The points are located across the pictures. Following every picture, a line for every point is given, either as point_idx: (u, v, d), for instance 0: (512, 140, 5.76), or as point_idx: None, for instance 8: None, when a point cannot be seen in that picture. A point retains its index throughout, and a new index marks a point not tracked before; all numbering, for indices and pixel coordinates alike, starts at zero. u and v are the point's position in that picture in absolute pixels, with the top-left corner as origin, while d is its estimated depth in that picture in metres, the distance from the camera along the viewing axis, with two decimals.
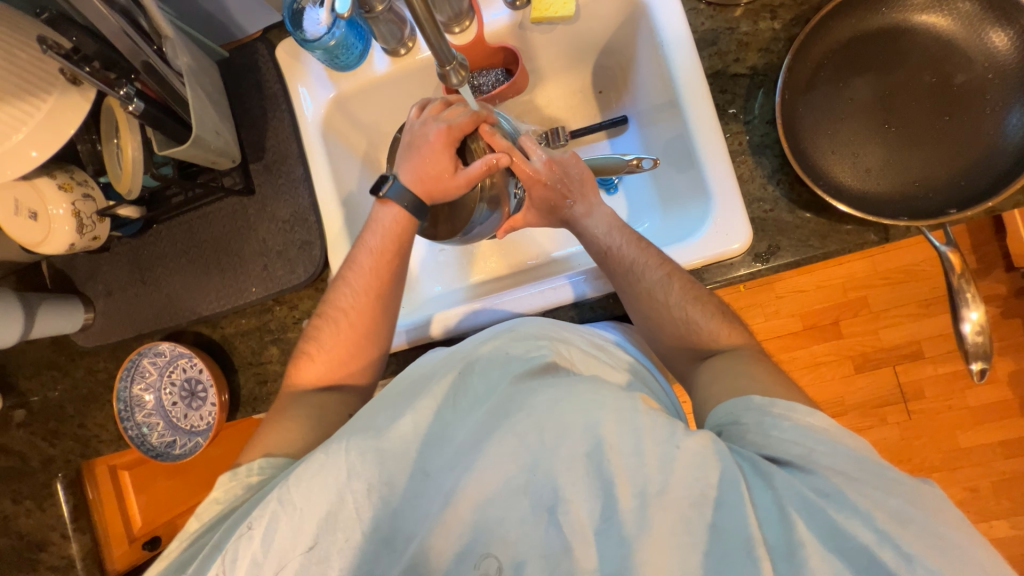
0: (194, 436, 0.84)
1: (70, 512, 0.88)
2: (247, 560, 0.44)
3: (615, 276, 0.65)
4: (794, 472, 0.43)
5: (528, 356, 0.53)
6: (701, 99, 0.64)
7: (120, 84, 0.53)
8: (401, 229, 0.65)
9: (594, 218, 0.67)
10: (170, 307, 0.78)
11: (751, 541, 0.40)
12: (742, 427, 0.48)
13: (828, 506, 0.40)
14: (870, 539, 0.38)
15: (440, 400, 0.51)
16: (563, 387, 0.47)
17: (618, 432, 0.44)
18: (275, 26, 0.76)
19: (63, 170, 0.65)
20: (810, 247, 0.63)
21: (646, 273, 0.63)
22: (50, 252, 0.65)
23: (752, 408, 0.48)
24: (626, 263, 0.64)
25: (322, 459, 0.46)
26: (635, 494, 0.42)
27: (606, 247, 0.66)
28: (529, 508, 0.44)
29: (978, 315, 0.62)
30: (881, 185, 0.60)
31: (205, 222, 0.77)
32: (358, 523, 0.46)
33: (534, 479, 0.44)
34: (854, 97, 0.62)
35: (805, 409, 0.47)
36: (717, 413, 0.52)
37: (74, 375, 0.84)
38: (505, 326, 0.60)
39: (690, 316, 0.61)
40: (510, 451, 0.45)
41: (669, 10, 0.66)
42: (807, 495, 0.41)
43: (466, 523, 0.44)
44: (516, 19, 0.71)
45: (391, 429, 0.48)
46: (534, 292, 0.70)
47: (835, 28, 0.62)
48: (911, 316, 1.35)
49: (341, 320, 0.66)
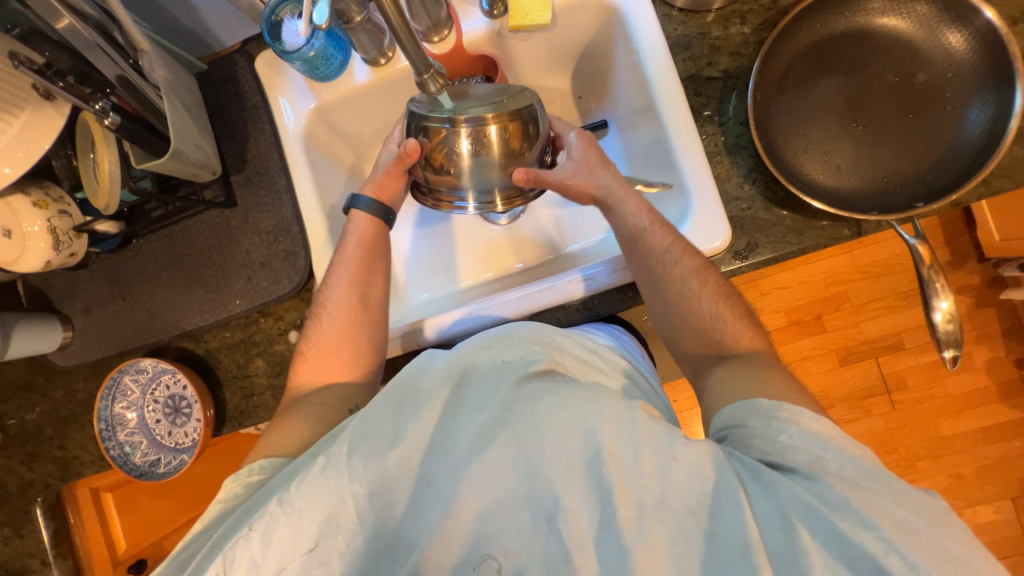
0: (179, 454, 0.82)
1: (51, 539, 0.85)
2: (243, 559, 0.45)
3: (643, 261, 0.64)
4: (797, 479, 0.44)
5: (524, 361, 0.53)
6: (677, 102, 0.66)
7: (95, 99, 0.53)
8: (371, 234, 0.71)
9: (625, 203, 0.66)
10: (151, 323, 0.77)
11: (750, 548, 0.40)
12: (748, 431, 0.49)
13: (832, 513, 0.40)
14: (877, 548, 0.38)
15: (440, 412, 0.50)
16: (562, 396, 0.47)
17: (617, 440, 0.44)
18: (254, 38, 0.76)
19: (38, 186, 0.64)
20: (787, 243, 0.65)
21: (683, 258, 0.62)
22: (25, 269, 0.64)
23: (757, 412, 0.50)
24: (654, 250, 0.63)
25: (323, 464, 0.47)
26: (635, 505, 0.43)
27: (639, 229, 0.64)
28: (530, 518, 0.44)
29: (947, 305, 0.64)
30: (851, 182, 0.63)
31: (186, 236, 0.76)
32: (358, 527, 0.46)
33: (534, 489, 0.45)
34: (823, 98, 0.64)
35: (811, 414, 0.48)
36: (722, 416, 0.53)
37: (53, 396, 0.82)
38: (498, 334, 0.59)
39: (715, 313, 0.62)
40: (510, 461, 0.45)
41: (643, 17, 0.68)
42: (810, 503, 0.41)
43: (466, 533, 0.45)
44: (494, 28, 0.72)
45: (397, 443, 0.48)
46: (546, 287, 0.70)
47: (802, 32, 0.64)
48: (890, 307, 1.38)
49: (334, 305, 0.69)
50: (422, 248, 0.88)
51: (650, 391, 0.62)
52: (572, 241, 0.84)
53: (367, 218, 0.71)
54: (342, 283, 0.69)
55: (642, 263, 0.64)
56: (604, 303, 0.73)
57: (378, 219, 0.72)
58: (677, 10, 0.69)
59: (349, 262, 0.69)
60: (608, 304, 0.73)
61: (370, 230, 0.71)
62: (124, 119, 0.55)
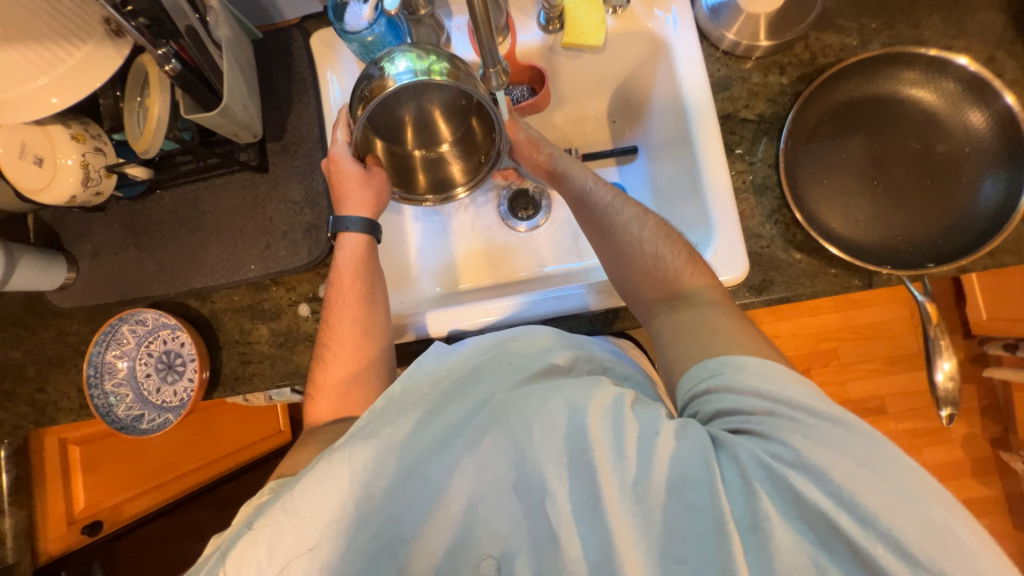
0: (164, 413, 0.78)
1: (10, 483, 0.81)
2: (249, 568, 0.42)
3: (592, 219, 0.68)
4: (752, 438, 0.44)
5: (529, 361, 0.54)
6: (712, 135, 0.69)
7: (161, 44, 0.54)
8: (363, 255, 0.70)
9: (575, 168, 0.72)
10: (160, 275, 0.76)
11: (721, 517, 0.41)
12: (703, 400, 0.50)
13: (788, 471, 0.41)
14: (828, 505, 0.39)
15: (437, 400, 0.51)
16: (552, 389, 0.48)
17: (602, 424, 0.46)
18: (313, 17, 0.79)
19: (79, 121, 0.64)
20: (800, 285, 0.67)
21: (623, 210, 0.68)
22: (49, 201, 0.64)
23: (707, 375, 0.51)
24: (601, 207, 0.68)
25: (325, 468, 0.45)
26: (619, 487, 0.44)
27: (585, 190, 0.70)
28: (518, 503, 0.45)
29: (950, 365, 0.66)
30: (866, 235, 0.66)
31: (211, 194, 0.76)
32: (359, 530, 0.45)
33: (522, 475, 0.45)
34: (848, 154, 0.68)
35: (753, 364, 0.49)
36: (681, 392, 0.53)
37: (42, 336, 0.80)
38: (509, 334, 0.58)
39: (659, 252, 0.64)
40: (501, 449, 0.46)
41: (689, 54, 0.71)
42: (767, 462, 0.42)
43: (455, 522, 0.45)
44: (548, 42, 0.75)
45: (396, 432, 0.48)
46: (551, 297, 0.72)
47: (836, 90, 0.68)
48: (877, 371, 1.42)
49: (334, 336, 0.68)
50: (439, 242, 0.88)
51: (639, 378, 0.63)
52: (587, 256, 0.87)
53: (358, 237, 0.70)
54: (346, 322, 0.67)
55: (587, 217, 0.69)
56: (617, 319, 0.74)
57: (367, 236, 0.70)
58: (722, 52, 0.73)
59: (348, 295, 0.68)
60: (620, 320, 0.74)
61: (358, 253, 0.70)
62: (184, 68, 0.57)
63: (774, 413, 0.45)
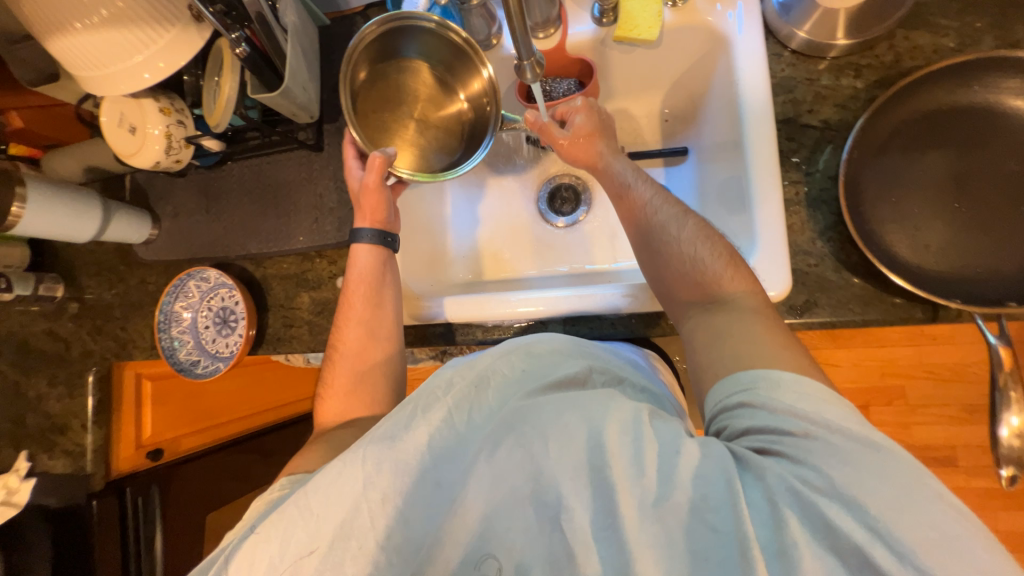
0: (217, 361, 0.87)
1: (94, 406, 0.94)
2: (262, 563, 0.44)
3: (628, 215, 0.67)
4: (782, 461, 0.42)
5: (543, 371, 0.52)
6: (765, 140, 0.64)
7: (234, 29, 0.59)
8: (370, 265, 0.72)
9: (620, 162, 0.69)
10: (224, 239, 0.84)
11: (745, 541, 0.39)
12: (734, 416, 0.48)
13: (820, 499, 0.39)
14: (861, 536, 0.38)
15: (452, 407, 0.49)
16: (568, 398, 0.48)
17: (620, 439, 0.45)
18: (376, 5, 0.82)
19: (167, 96, 0.72)
20: (849, 311, 0.62)
21: (661, 209, 0.65)
22: (138, 163, 0.73)
23: (738, 387, 0.49)
24: (639, 204, 0.66)
25: (340, 468, 0.45)
26: (638, 504, 0.42)
27: (624, 186, 0.67)
28: (535, 515, 0.45)
29: (1019, 421, 0.57)
30: (938, 263, 0.58)
31: (272, 168, 0.83)
32: (372, 533, 0.45)
33: (538, 488, 0.45)
34: (927, 170, 0.60)
35: (791, 378, 0.47)
36: (710, 402, 0.51)
37: (128, 282, 0.92)
38: (518, 341, 0.56)
39: (698, 254, 0.61)
40: (518, 462, 0.46)
41: (751, 50, 0.66)
42: (797, 487, 0.40)
43: (471, 531, 0.46)
44: (600, 35, 0.73)
45: (408, 437, 0.47)
46: (569, 295, 0.71)
47: (921, 96, 0.60)
48: (949, 417, 1.27)
49: (342, 343, 0.72)
50: (475, 229, 0.90)
51: (657, 391, 0.60)
52: (622, 258, 0.85)
53: (368, 248, 0.72)
54: (353, 325, 0.71)
55: (631, 216, 0.66)
56: (641, 325, 0.73)
57: (380, 247, 0.73)
58: (789, 51, 0.67)
59: (357, 304, 0.71)
60: (645, 328, 0.72)
61: (370, 264, 0.72)
62: (252, 51, 0.62)
63: (812, 435, 0.43)
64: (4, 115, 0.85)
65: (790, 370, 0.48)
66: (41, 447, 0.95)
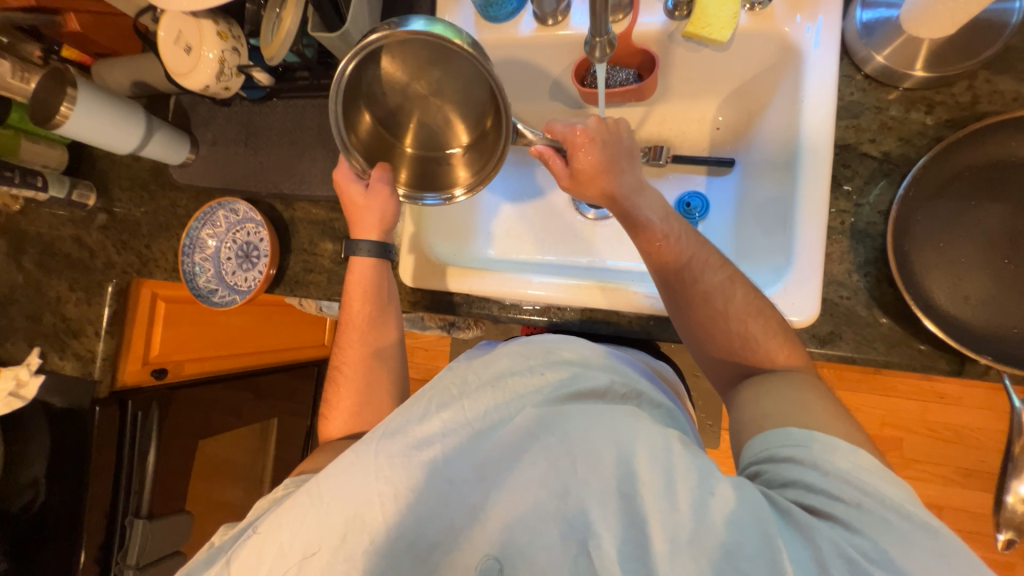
0: (234, 293, 0.88)
1: (109, 315, 0.96)
2: (273, 546, 0.43)
3: (668, 271, 0.59)
4: (834, 525, 0.38)
5: (560, 382, 0.50)
6: (820, 164, 0.62)
7: None
8: (378, 277, 0.72)
9: (646, 196, 0.60)
10: (258, 174, 0.85)
11: None
12: (779, 464, 0.44)
13: (874, 570, 0.36)
14: None
15: (467, 412, 0.47)
16: (595, 413, 0.45)
17: (651, 469, 0.41)
18: None
19: (227, 20, 0.72)
20: (872, 349, 0.61)
21: (704, 274, 0.59)
22: (188, 85, 0.73)
23: (791, 442, 0.45)
24: (683, 259, 0.59)
25: (353, 458, 0.44)
26: (670, 538, 0.38)
27: (662, 234, 0.59)
28: (560, 537, 0.41)
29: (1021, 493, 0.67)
30: (975, 315, 0.57)
31: (315, 111, 0.83)
32: (383, 528, 0.42)
33: (566, 508, 0.42)
34: (981, 220, 0.58)
35: (849, 448, 0.43)
36: (752, 448, 0.47)
37: (158, 202, 0.93)
38: (539, 343, 0.55)
39: (728, 303, 0.57)
40: (541, 475, 0.43)
41: (822, 72, 0.64)
42: (849, 552, 0.37)
43: (492, 541, 0.43)
44: (669, 28, 0.70)
45: (422, 432, 0.45)
46: (576, 284, 0.71)
47: (993, 143, 0.58)
48: (943, 478, 1.25)
49: (344, 362, 0.71)
50: (505, 210, 0.89)
51: (675, 409, 0.58)
52: None
53: (368, 261, 0.72)
54: (354, 346, 0.71)
55: (663, 265, 0.60)
56: (657, 327, 0.72)
57: (378, 261, 0.72)
58: (862, 75, 0.65)
59: (354, 311, 0.71)
60: (660, 331, 0.72)
61: (367, 276, 0.71)
62: None
63: (865, 506, 0.39)
64: (61, 16, 0.83)
65: (847, 441, 0.44)
66: (53, 347, 0.98)
